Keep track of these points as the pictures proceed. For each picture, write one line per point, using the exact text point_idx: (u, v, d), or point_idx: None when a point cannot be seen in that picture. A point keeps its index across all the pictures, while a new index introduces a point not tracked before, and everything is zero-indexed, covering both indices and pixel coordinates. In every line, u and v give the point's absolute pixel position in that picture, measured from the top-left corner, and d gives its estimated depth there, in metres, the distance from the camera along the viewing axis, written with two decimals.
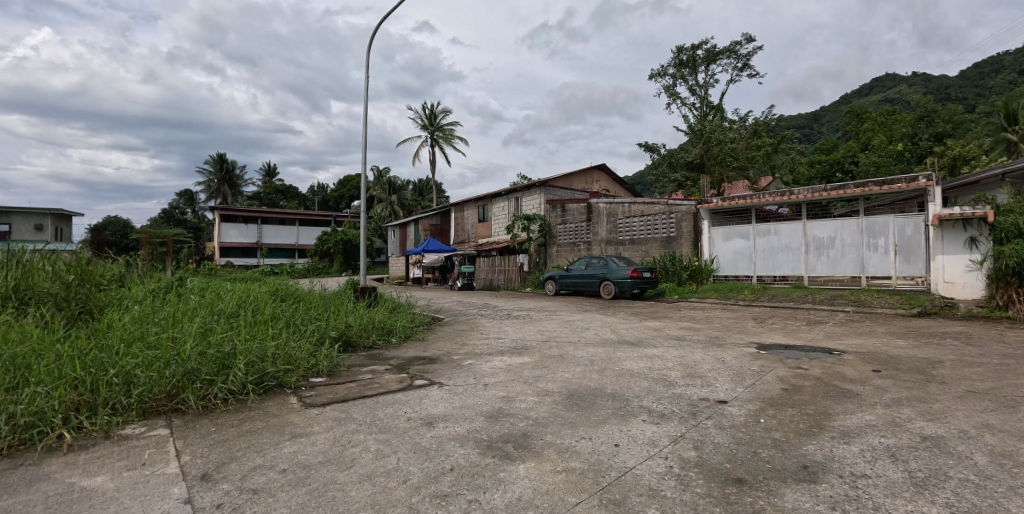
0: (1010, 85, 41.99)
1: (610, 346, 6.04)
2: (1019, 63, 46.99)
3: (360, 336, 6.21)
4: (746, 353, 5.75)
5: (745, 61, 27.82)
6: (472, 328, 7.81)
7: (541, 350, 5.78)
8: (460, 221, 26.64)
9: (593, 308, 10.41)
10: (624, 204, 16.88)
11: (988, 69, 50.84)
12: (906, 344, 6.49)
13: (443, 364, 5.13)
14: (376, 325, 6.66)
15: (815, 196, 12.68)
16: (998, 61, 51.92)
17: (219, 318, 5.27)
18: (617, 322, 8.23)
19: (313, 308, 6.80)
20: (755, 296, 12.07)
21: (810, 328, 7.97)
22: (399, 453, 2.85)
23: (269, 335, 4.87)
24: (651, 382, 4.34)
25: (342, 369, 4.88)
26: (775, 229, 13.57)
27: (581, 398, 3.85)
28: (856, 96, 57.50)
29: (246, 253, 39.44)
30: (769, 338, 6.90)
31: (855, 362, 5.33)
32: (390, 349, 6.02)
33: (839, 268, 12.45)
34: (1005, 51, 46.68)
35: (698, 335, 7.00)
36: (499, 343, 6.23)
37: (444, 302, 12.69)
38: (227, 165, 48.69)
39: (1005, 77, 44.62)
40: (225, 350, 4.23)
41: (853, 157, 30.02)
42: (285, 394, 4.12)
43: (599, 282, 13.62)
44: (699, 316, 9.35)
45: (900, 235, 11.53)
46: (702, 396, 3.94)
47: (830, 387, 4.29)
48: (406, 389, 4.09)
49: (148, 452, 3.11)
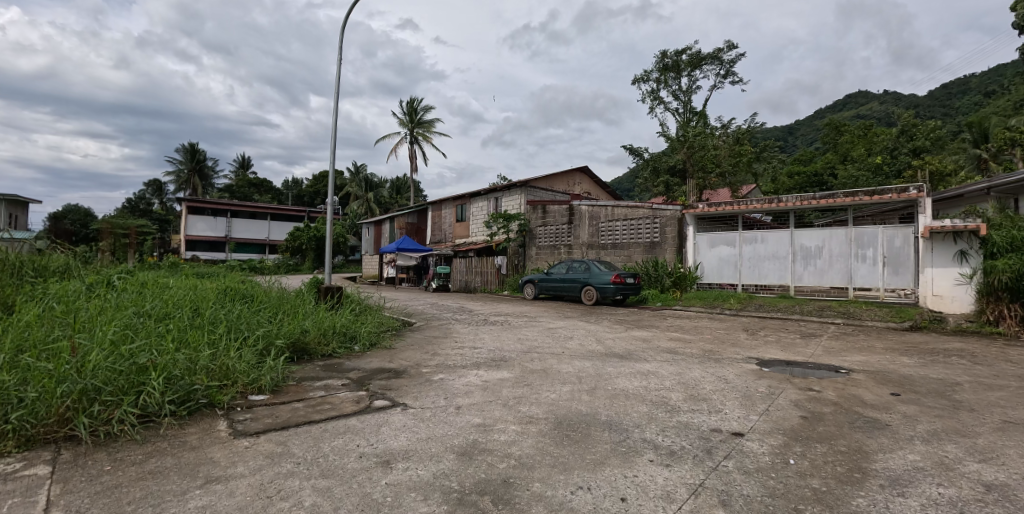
0: (976, 106, 43.52)
1: (598, 359, 5.43)
2: (984, 85, 48.72)
3: (317, 344, 5.48)
4: (748, 370, 5.22)
5: (728, 68, 27.86)
6: (446, 334, 7.11)
7: (522, 363, 5.14)
8: (438, 220, 25.82)
9: (575, 315, 9.80)
10: (607, 208, 16.37)
11: (956, 90, 52.45)
12: (914, 363, 6.12)
13: (408, 378, 4.43)
14: (336, 330, 5.94)
15: (803, 204, 12.43)
16: (965, 82, 53.75)
17: (146, 321, 4.44)
18: (602, 332, 7.66)
19: (266, 310, 6.02)
20: (742, 305, 11.66)
21: (806, 342, 7.54)
22: (342, 510, 2.15)
23: (204, 344, 4.10)
24: (651, 407, 3.74)
25: (289, 384, 4.13)
26: (761, 236, 13.24)
27: (572, 427, 3.21)
28: (831, 110, 58.83)
29: (213, 247, 37.71)
30: (767, 353, 6.40)
31: (869, 384, 4.87)
32: (351, 359, 5.28)
33: (826, 278, 12.21)
34: (972, 74, 48.31)
35: (690, 348, 6.46)
36: (476, 353, 5.58)
37: (417, 304, 11.92)
38: (198, 156, 46.63)
39: (972, 98, 46.13)
40: (142, 361, 3.42)
41: (832, 169, 30.37)
42: (214, 417, 3.34)
43: (580, 287, 13.07)
44: (686, 325, 8.83)
45: (889, 247, 11.37)
46: (713, 426, 3.35)
47: (853, 415, 3.79)
48: (362, 413, 3.39)
49: (7, 503, 2.29)
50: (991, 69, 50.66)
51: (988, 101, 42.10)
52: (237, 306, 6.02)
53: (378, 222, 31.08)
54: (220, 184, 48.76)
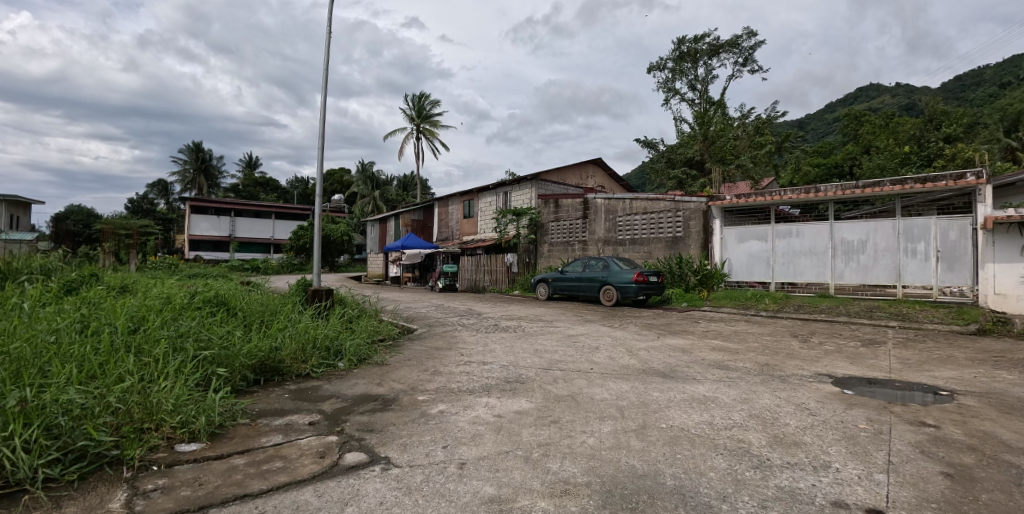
0: (991, 97, 41.94)
1: (638, 379, 4.36)
2: (998, 76, 47.01)
3: (292, 362, 4.51)
4: (830, 394, 4.14)
5: (746, 56, 26.62)
6: (450, 344, 6.06)
7: (544, 386, 4.08)
8: (445, 216, 24.83)
9: (596, 319, 8.71)
10: (624, 201, 15.24)
11: (970, 82, 50.53)
12: (1020, 380, 5.01)
13: (399, 412, 3.39)
14: (318, 345, 4.96)
15: (844, 193, 11.22)
16: (979, 73, 51.76)
17: (62, 340, 3.49)
18: (631, 340, 6.57)
19: (233, 321, 5.04)
20: (779, 306, 10.51)
21: (873, 352, 6.39)
22: None
23: (125, 373, 3.14)
24: (732, 461, 2.68)
25: (239, 423, 3.14)
26: (796, 230, 12.06)
27: (629, 506, 2.15)
28: (840, 103, 57.18)
29: (217, 247, 36.93)
30: (836, 367, 5.29)
31: (992, 415, 3.77)
32: (332, 381, 4.26)
33: (871, 275, 11.03)
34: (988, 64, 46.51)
35: (744, 362, 5.35)
36: (487, 371, 4.55)
37: (420, 306, 10.86)
38: (202, 155, 46.04)
39: (988, 89, 44.47)
40: (16, 407, 2.44)
41: (854, 160, 28.99)
42: (110, 486, 2.32)
43: (599, 287, 11.99)
44: (726, 331, 7.68)
45: (942, 240, 10.19)
46: (831, 498, 2.31)
47: (1012, 471, 2.75)
48: (323, 478, 2.35)
49: None
50: (1006, 59, 49.05)
51: (1005, 92, 40.77)
52: (200, 313, 5.05)
53: (383, 219, 30.20)
54: (224, 184, 48.14)
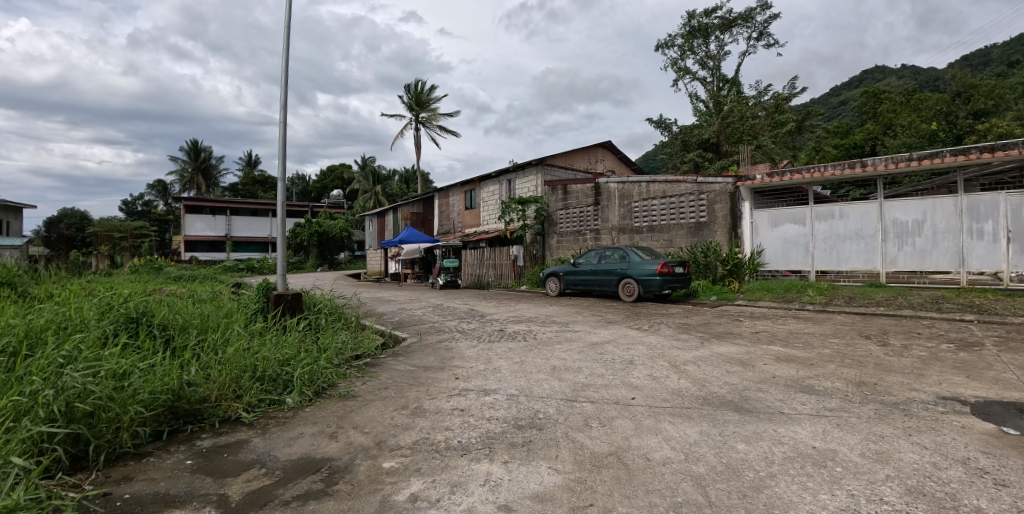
0: (1004, 74, 39.58)
1: (706, 418, 3.03)
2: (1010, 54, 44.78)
3: (215, 404, 3.27)
4: (996, 440, 2.81)
5: (760, 30, 25.00)
6: (446, 362, 4.76)
7: (571, 435, 2.77)
8: (445, 208, 23.49)
9: (619, 320, 7.36)
10: (640, 185, 13.87)
11: (978, 62, 48.04)
12: None
13: (344, 504, 2.08)
14: (258, 375, 3.68)
15: (896, 167, 9.71)
16: (987, 53, 49.26)
17: None
18: (671, 349, 5.24)
19: (147, 344, 3.79)
20: (827, 299, 9.14)
21: (981, 359, 4.99)
22: None
23: None
24: None
25: None
26: (839, 211, 10.65)
27: None
28: (847, 87, 54.87)
29: (214, 249, 35.67)
30: (957, 387, 3.94)
31: None
32: (262, 434, 2.96)
33: (929, 260, 9.59)
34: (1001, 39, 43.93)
35: (832, 381, 4.00)
36: (489, 410, 3.22)
37: (417, 308, 9.54)
38: (200, 154, 44.83)
39: (999, 67, 42.20)
40: None
41: (875, 139, 27.23)
42: None
43: (617, 281, 10.67)
44: (779, 333, 6.30)
45: (1015, 219, 8.77)
46: None
47: None
48: None
49: None
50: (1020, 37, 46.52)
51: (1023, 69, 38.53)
52: (105, 330, 3.79)
53: (383, 214, 28.85)
54: (222, 184, 46.94)
